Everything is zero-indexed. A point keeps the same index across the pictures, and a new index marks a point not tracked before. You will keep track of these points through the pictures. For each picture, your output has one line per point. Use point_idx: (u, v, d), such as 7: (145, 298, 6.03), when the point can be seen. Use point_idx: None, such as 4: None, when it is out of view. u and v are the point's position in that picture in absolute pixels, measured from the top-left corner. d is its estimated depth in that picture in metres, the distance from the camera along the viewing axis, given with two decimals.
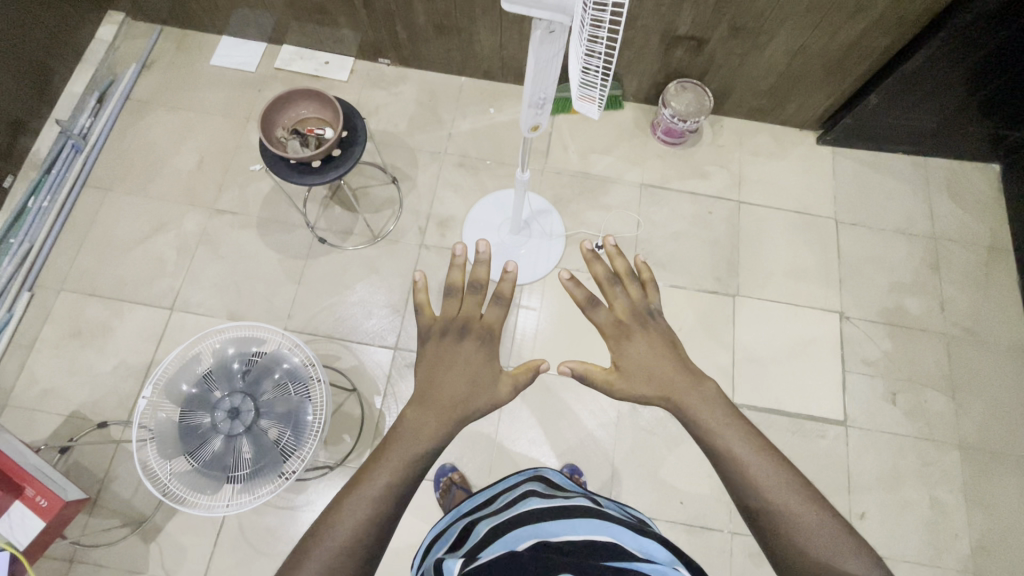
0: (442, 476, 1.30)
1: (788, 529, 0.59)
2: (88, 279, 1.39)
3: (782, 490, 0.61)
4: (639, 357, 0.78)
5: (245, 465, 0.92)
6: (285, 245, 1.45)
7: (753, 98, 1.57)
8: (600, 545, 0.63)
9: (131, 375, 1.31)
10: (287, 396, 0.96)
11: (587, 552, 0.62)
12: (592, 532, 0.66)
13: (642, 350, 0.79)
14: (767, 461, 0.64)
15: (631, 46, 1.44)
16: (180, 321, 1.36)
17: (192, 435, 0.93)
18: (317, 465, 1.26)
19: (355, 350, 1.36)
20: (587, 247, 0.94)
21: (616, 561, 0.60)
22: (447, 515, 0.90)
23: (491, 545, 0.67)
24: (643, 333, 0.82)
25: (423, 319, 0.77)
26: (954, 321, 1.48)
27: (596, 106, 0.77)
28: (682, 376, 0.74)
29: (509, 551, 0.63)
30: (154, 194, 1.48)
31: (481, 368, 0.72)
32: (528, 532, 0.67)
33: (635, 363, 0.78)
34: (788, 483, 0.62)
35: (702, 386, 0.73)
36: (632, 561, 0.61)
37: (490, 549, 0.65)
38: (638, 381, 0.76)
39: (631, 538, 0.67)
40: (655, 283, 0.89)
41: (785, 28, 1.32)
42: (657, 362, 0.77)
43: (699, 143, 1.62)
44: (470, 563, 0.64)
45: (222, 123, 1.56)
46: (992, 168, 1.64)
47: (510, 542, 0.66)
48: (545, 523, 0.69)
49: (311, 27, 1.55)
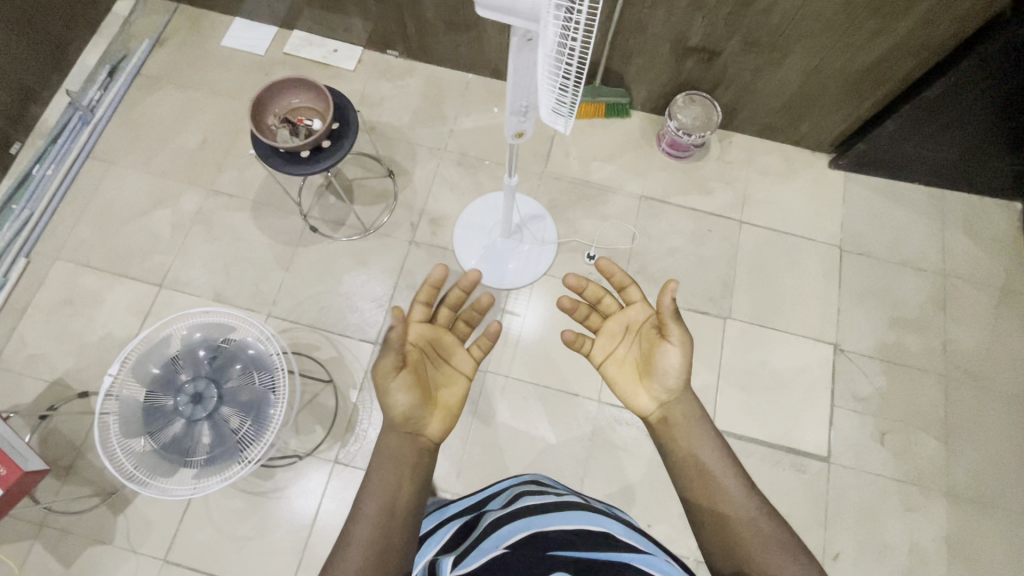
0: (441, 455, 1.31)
1: (744, 538, 0.73)
2: (83, 249, 1.41)
3: (745, 507, 0.76)
4: (670, 367, 0.84)
5: (204, 450, 0.93)
6: (277, 231, 1.45)
7: (764, 116, 1.52)
8: (591, 536, 0.65)
9: (114, 348, 1.33)
10: (251, 384, 0.97)
11: (578, 543, 0.63)
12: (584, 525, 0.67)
13: (673, 361, 0.84)
14: (740, 482, 0.78)
15: (640, 54, 1.40)
16: (167, 298, 1.38)
17: (154, 416, 0.93)
18: (287, 453, 1.27)
19: (335, 342, 1.36)
20: (571, 276, 1.02)
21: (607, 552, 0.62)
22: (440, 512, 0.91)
23: (483, 541, 0.68)
24: (668, 340, 0.85)
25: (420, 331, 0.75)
26: (956, 363, 1.42)
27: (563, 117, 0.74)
28: (677, 414, 0.85)
29: (501, 547, 0.64)
30: (154, 169, 1.49)
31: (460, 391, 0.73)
32: (519, 525, 0.68)
33: (668, 376, 0.84)
34: (757, 505, 0.76)
35: (691, 425, 0.84)
36: (623, 552, 0.62)
37: (483, 548, 0.66)
38: (671, 399, 0.86)
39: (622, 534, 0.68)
40: (674, 309, 0.83)
41: (800, 47, 1.27)
42: (685, 373, 0.84)
43: (704, 158, 1.57)
44: (465, 561, 0.65)
45: (227, 104, 1.57)
46: (1013, 206, 1.57)
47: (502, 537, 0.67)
48: (536, 515, 0.69)
49: (322, 14, 1.55)
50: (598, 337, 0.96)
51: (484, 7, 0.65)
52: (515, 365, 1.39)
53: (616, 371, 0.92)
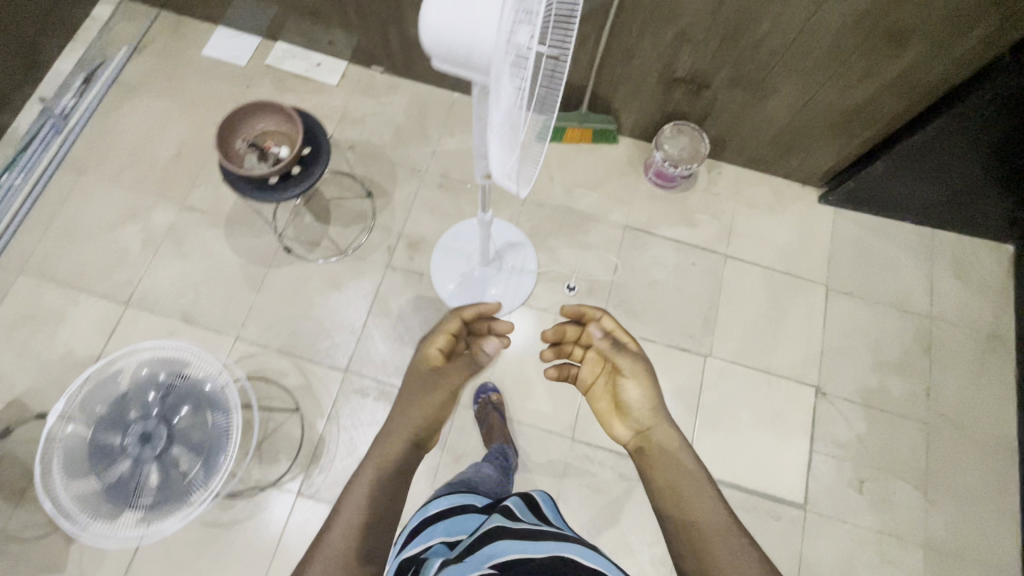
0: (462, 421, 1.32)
1: (702, 550, 0.68)
2: (48, 262, 1.37)
3: (709, 513, 0.72)
4: (632, 400, 0.88)
5: (148, 493, 0.90)
6: (250, 250, 1.41)
7: (754, 149, 1.48)
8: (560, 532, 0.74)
9: (73, 368, 1.29)
10: (204, 425, 0.94)
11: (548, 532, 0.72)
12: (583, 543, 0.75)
13: (632, 393, 0.89)
14: (715, 507, 0.72)
15: (628, 82, 1.37)
16: (133, 317, 1.34)
17: (100, 455, 0.90)
18: (249, 482, 1.24)
19: (304, 368, 1.32)
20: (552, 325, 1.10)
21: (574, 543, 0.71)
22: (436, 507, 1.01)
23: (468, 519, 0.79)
24: (626, 374, 0.90)
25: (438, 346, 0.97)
26: (939, 410, 1.39)
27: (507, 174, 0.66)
28: (652, 436, 0.84)
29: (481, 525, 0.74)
30: (126, 181, 1.45)
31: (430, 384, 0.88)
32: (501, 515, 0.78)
33: (635, 407, 0.87)
34: (727, 525, 0.70)
35: (666, 446, 0.81)
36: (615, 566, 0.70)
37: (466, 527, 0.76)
38: (644, 427, 0.86)
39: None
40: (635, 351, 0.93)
41: (790, 83, 1.23)
42: (646, 399, 0.87)
43: (692, 188, 1.54)
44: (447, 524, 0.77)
45: (205, 115, 1.53)
46: (1004, 249, 1.54)
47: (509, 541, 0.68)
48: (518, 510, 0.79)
49: (306, 27, 1.51)
50: (581, 367, 1.01)
51: (437, 59, 0.62)
52: (490, 396, 1.33)
53: (595, 400, 0.96)
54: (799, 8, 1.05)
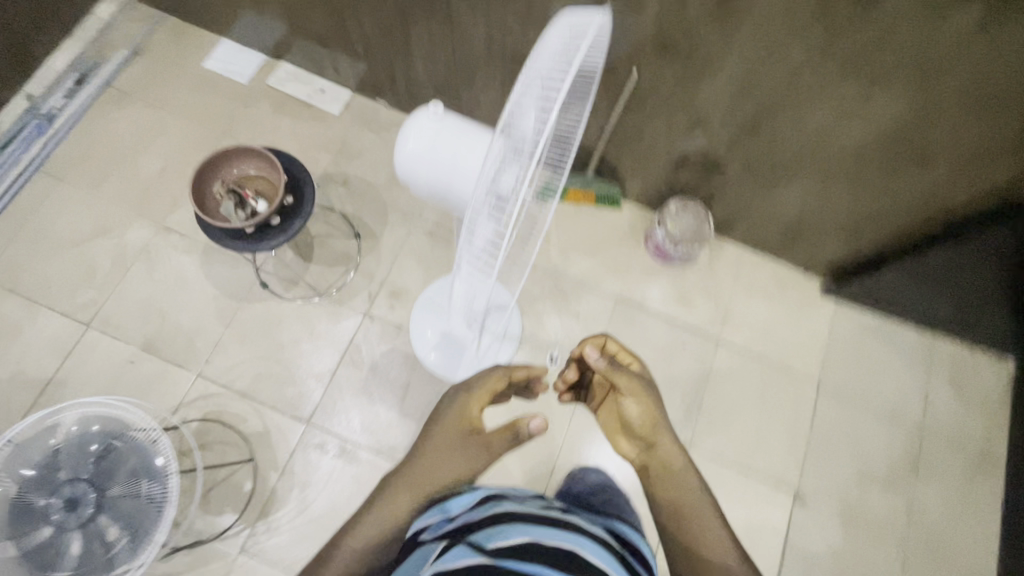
0: None
1: (695, 549, 0.91)
2: (12, 271, 1.31)
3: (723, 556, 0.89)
4: (633, 417, 0.97)
5: (68, 565, 0.83)
6: (225, 281, 1.34)
7: (761, 234, 1.42)
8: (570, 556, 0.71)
9: (21, 389, 1.22)
10: (137, 491, 0.87)
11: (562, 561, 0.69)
12: (563, 563, 0.69)
13: (632, 411, 0.97)
14: (712, 524, 0.92)
15: (637, 154, 1.31)
16: (93, 341, 1.27)
17: (21, 518, 0.85)
18: (190, 534, 1.17)
19: (264, 415, 1.26)
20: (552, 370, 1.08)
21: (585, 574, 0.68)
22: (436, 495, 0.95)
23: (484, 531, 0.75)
24: (626, 398, 0.96)
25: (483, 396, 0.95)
26: (918, 531, 1.33)
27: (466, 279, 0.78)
28: (659, 465, 0.97)
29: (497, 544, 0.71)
30: (106, 193, 1.39)
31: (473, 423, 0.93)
32: (519, 528, 0.75)
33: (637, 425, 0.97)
34: (724, 544, 0.90)
35: (675, 474, 0.96)
36: (587, 553, 0.73)
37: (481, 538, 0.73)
38: (651, 450, 0.98)
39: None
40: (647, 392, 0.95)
41: (804, 181, 1.17)
42: (646, 418, 0.97)
43: (692, 266, 1.47)
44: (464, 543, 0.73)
45: (197, 131, 1.46)
46: (1005, 366, 1.48)
47: (486, 536, 0.74)
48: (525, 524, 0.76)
49: (312, 52, 1.45)
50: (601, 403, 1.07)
51: None
52: None
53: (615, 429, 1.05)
54: (821, 116, 0.99)
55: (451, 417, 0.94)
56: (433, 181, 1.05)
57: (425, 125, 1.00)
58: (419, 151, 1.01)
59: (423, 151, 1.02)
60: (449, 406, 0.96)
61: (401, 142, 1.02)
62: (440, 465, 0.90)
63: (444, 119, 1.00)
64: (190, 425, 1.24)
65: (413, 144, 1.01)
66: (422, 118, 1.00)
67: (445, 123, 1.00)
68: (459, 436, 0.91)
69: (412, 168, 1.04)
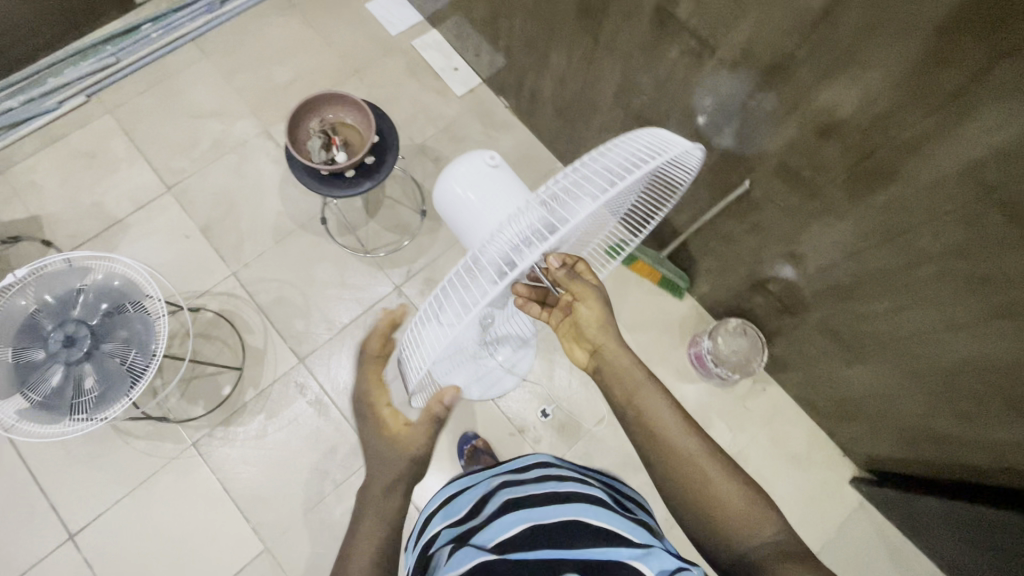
0: (464, 442, 1.27)
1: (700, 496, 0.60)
2: (134, 117, 1.44)
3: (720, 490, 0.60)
4: (585, 321, 0.70)
5: (41, 393, 0.91)
6: (292, 202, 1.41)
7: (812, 393, 1.28)
8: (575, 529, 0.62)
9: (96, 220, 1.36)
10: (125, 360, 0.94)
11: (569, 537, 0.61)
12: (562, 540, 0.60)
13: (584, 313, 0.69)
14: (690, 434, 0.63)
15: (719, 258, 1.22)
16: (166, 204, 1.38)
17: (26, 335, 0.93)
18: (162, 407, 1.25)
19: (268, 335, 1.31)
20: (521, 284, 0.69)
21: (593, 545, 0.59)
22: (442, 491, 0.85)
23: (480, 531, 0.67)
24: (577, 301, 0.69)
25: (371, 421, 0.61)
26: None
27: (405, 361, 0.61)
28: (622, 386, 0.67)
29: (498, 544, 0.63)
30: (235, 83, 1.49)
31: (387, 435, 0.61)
32: (517, 516, 0.66)
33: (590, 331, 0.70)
34: (710, 456, 0.62)
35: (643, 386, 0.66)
36: (588, 516, 0.64)
37: (483, 538, 0.66)
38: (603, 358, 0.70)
39: (603, 547, 0.58)
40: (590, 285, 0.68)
41: (878, 365, 1.04)
42: (597, 324, 0.69)
43: (727, 389, 1.36)
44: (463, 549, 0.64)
45: (333, 60, 1.54)
46: None
47: (485, 538, 0.65)
48: (524, 508, 0.68)
49: (462, 31, 1.46)
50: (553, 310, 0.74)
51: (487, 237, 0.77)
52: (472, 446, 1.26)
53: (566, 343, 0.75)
54: (929, 313, 0.86)
55: (366, 435, 0.62)
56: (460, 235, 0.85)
57: (476, 166, 0.81)
58: (459, 195, 0.81)
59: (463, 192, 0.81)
60: (363, 439, 0.62)
61: (444, 178, 0.83)
62: (387, 466, 0.60)
63: (499, 172, 0.82)
64: (206, 314, 1.31)
65: (453, 185, 0.81)
66: (477, 159, 0.82)
67: (499, 177, 0.81)
68: (385, 440, 0.60)
69: (444, 212, 0.85)
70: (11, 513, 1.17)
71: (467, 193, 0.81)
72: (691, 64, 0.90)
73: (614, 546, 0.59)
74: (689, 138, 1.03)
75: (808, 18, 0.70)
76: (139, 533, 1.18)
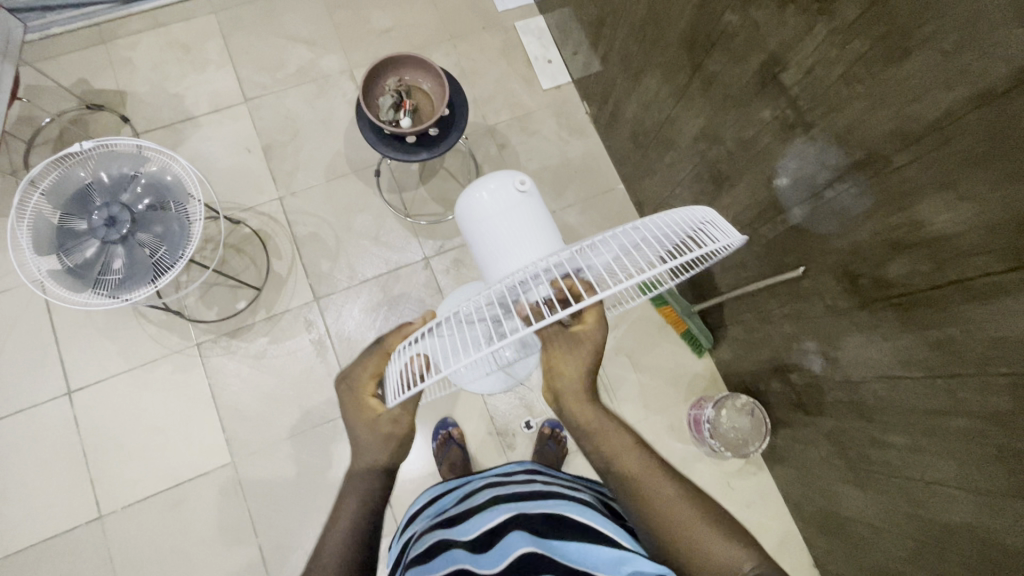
0: (441, 428, 1.29)
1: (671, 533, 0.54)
2: (234, 24, 1.49)
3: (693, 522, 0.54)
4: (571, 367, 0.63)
5: (71, 260, 0.96)
6: (354, 147, 1.43)
7: (801, 495, 1.21)
8: (558, 526, 0.58)
9: (174, 111, 1.42)
10: (154, 255, 0.98)
11: (550, 534, 0.57)
12: (542, 532, 0.57)
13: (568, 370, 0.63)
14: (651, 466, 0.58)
15: (749, 331, 1.16)
16: (238, 115, 1.43)
17: (78, 204, 0.98)
18: (181, 301, 1.31)
19: (294, 266, 1.35)
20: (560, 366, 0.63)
21: (572, 546, 0.55)
22: (430, 490, 0.83)
23: (463, 525, 0.63)
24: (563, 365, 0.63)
25: (357, 406, 0.62)
26: None
27: (392, 370, 0.61)
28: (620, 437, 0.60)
29: (479, 541, 0.58)
30: (335, 16, 1.51)
31: (367, 421, 0.61)
32: (502, 509, 0.62)
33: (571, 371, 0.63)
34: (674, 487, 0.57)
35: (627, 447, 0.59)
36: (572, 511, 0.61)
37: (468, 530, 0.61)
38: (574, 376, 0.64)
39: (584, 544, 0.55)
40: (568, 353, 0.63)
41: (879, 496, 0.96)
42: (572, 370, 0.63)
43: (715, 459, 1.30)
44: (445, 546, 0.60)
45: (434, 20, 1.53)
46: None
47: (465, 530, 0.62)
48: (510, 502, 0.64)
49: (566, 27, 1.43)
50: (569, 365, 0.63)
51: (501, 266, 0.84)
52: (446, 435, 1.27)
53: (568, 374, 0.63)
54: (949, 466, 0.79)
55: (349, 419, 0.63)
56: (473, 246, 0.88)
57: (504, 187, 0.84)
58: (482, 210, 0.84)
59: (485, 209, 0.84)
60: (345, 423, 0.63)
61: (472, 189, 0.86)
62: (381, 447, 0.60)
63: (525, 199, 0.84)
64: (244, 229, 1.36)
65: (478, 193, 0.85)
66: (508, 180, 0.84)
67: (522, 203, 0.84)
68: (365, 426, 0.61)
69: (464, 219, 0.88)
70: (26, 353, 1.26)
71: (488, 205, 0.84)
72: (781, 132, 0.85)
73: (594, 544, 0.55)
74: (758, 203, 0.97)
75: (917, 126, 0.64)
76: (126, 409, 1.25)
